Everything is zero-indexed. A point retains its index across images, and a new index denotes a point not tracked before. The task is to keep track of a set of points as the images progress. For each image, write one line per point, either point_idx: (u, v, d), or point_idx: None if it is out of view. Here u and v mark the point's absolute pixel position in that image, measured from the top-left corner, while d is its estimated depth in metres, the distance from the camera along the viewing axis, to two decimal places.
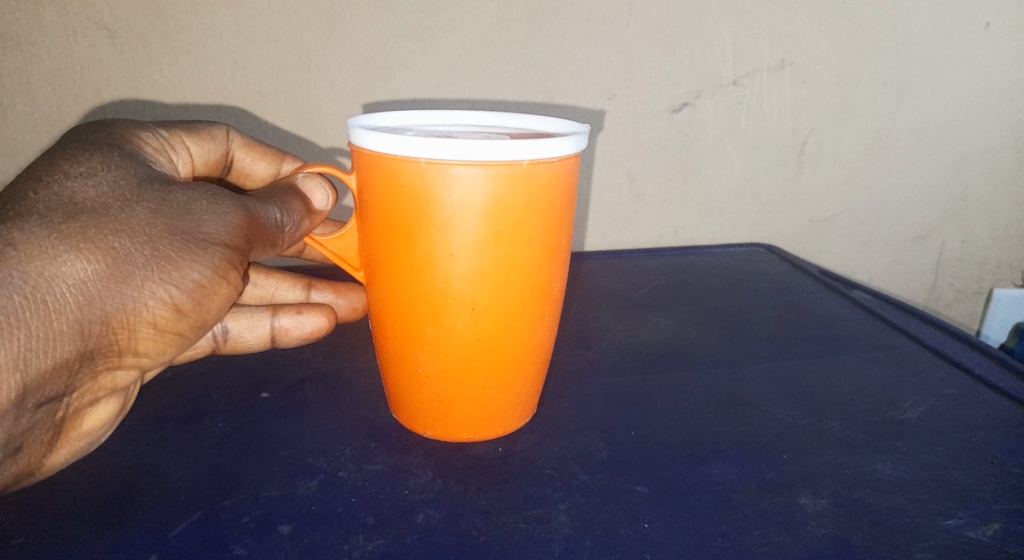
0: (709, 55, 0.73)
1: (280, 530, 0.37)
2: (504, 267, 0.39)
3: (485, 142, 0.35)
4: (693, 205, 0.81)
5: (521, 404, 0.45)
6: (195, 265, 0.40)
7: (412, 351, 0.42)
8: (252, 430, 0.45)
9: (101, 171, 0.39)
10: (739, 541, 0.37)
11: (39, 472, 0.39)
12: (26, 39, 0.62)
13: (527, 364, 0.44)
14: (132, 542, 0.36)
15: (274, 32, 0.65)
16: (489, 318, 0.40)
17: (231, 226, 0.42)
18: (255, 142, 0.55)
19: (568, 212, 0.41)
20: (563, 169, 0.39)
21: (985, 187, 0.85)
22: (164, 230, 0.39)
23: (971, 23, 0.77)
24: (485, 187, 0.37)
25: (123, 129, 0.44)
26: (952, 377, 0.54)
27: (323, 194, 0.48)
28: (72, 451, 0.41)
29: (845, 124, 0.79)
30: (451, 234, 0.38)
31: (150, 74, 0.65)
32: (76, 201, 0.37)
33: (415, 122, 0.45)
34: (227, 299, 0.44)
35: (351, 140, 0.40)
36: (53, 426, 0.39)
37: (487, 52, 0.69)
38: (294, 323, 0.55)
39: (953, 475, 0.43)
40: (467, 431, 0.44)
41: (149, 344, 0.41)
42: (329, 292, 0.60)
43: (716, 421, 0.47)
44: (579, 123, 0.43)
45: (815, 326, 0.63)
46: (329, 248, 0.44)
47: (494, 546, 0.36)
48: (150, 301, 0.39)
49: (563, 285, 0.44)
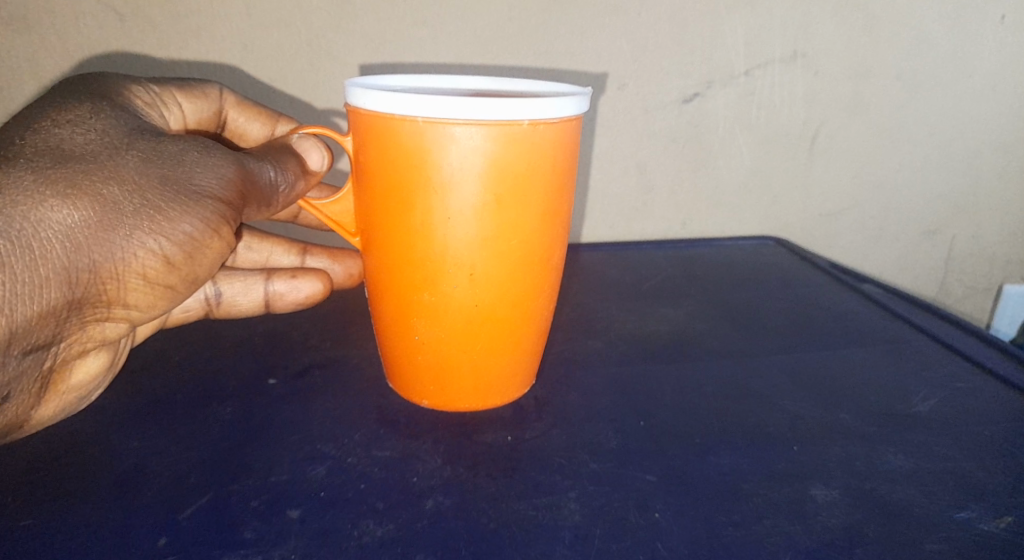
0: (721, 45, 0.73)
1: (289, 514, 0.37)
2: (502, 232, 0.39)
3: (483, 100, 0.35)
4: (701, 197, 0.80)
5: (516, 374, 0.46)
6: (187, 217, 0.40)
7: (409, 317, 0.43)
8: (259, 414, 0.45)
9: (91, 120, 0.40)
10: (750, 532, 0.37)
11: (28, 425, 0.42)
12: (35, 22, 0.62)
13: (524, 332, 0.44)
14: (140, 524, 0.36)
15: (283, 16, 0.65)
16: (487, 283, 0.40)
17: (224, 179, 0.42)
18: (249, 102, 0.55)
19: (567, 176, 0.41)
20: (563, 133, 0.38)
21: (996, 181, 0.84)
22: (154, 181, 0.39)
23: (985, 15, 0.76)
24: (484, 149, 0.36)
25: (114, 81, 0.45)
26: (963, 370, 0.54)
27: (319, 154, 0.48)
28: (63, 406, 0.43)
29: (856, 117, 0.79)
30: (448, 197, 0.37)
31: (157, 58, 0.65)
32: (63, 147, 0.38)
33: (411, 85, 0.45)
34: (219, 254, 0.44)
35: (348, 102, 0.40)
36: (40, 377, 0.41)
37: (498, 40, 0.68)
38: (288, 288, 0.57)
39: (965, 468, 0.42)
40: (465, 399, 0.46)
41: (138, 296, 0.42)
42: (325, 258, 0.61)
43: (726, 412, 0.47)
44: (580, 87, 0.42)
45: (824, 318, 0.62)
46: (325, 213, 0.44)
47: (504, 533, 0.36)
48: (140, 252, 0.40)
49: (563, 251, 0.44)
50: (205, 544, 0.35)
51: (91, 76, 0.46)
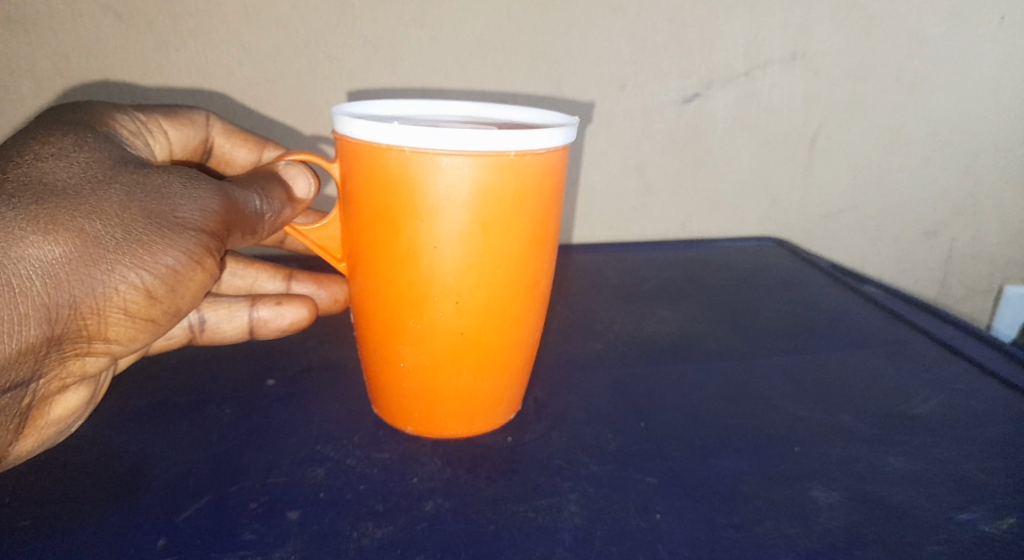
0: (721, 46, 0.72)
1: (288, 516, 0.37)
2: (489, 260, 0.38)
3: (471, 131, 0.34)
4: (701, 198, 0.80)
5: (506, 400, 0.44)
6: (170, 249, 0.39)
7: (394, 344, 0.41)
8: (258, 417, 0.45)
9: (73, 153, 0.38)
10: (750, 533, 0.36)
11: (5, 460, 0.39)
12: (32, 22, 0.61)
13: (512, 360, 0.43)
14: (138, 526, 0.36)
15: (281, 17, 0.64)
16: (474, 311, 0.39)
17: (208, 211, 0.40)
18: (235, 128, 0.55)
19: (555, 204, 0.40)
20: (551, 161, 0.38)
21: (995, 183, 0.84)
22: (137, 214, 0.38)
23: (983, 17, 0.76)
24: (470, 177, 0.35)
25: (99, 111, 0.43)
26: (964, 371, 0.54)
27: (305, 182, 0.47)
28: (42, 439, 0.40)
29: (855, 119, 0.79)
30: (435, 224, 0.36)
31: (156, 59, 0.65)
32: (45, 180, 0.36)
33: (398, 111, 0.44)
34: (202, 286, 0.42)
35: (334, 128, 0.39)
36: (20, 413, 0.38)
37: (497, 41, 0.68)
38: (274, 314, 0.53)
39: (966, 469, 0.42)
40: (451, 426, 0.43)
41: (120, 330, 0.40)
42: (311, 284, 0.58)
43: (726, 413, 0.47)
44: (568, 115, 0.41)
45: (824, 319, 0.62)
46: (310, 239, 0.43)
47: (503, 535, 0.36)
48: (121, 286, 0.38)
49: (551, 278, 0.42)
50: (203, 546, 0.35)
51: (71, 104, 0.44)
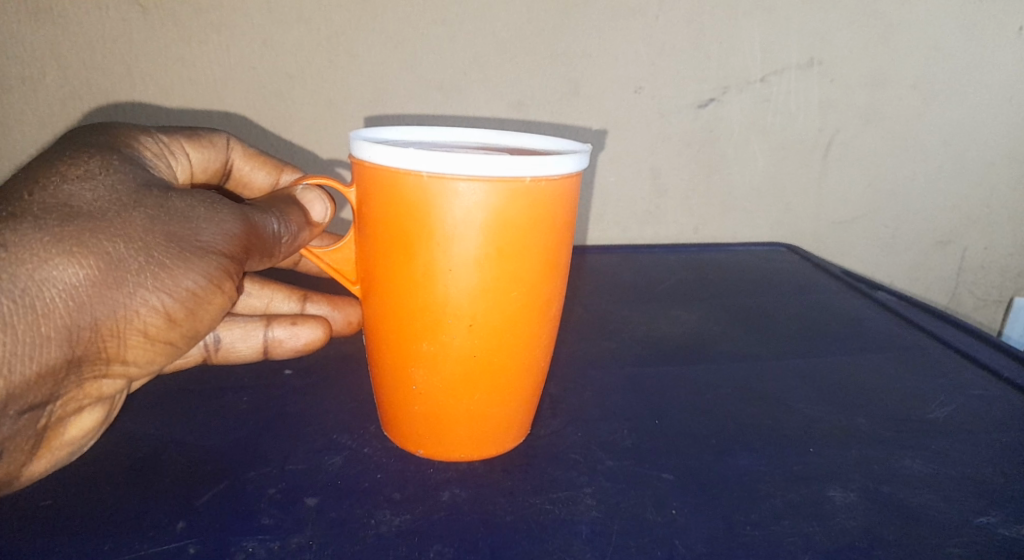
0: (738, 51, 0.73)
1: (306, 502, 0.37)
2: (504, 283, 0.37)
3: (487, 156, 0.33)
4: (713, 202, 0.80)
5: (518, 423, 0.42)
6: (190, 273, 0.39)
7: (407, 366, 0.40)
8: (276, 406, 0.45)
9: (99, 175, 0.37)
10: (768, 531, 0.36)
11: (18, 483, 0.37)
12: (59, 14, 0.63)
13: (525, 384, 0.41)
14: (159, 508, 0.36)
15: (303, 13, 0.65)
16: (488, 335, 0.38)
17: (229, 235, 0.40)
18: (256, 152, 0.54)
19: (569, 231, 0.39)
20: (565, 187, 0.37)
21: (1009, 193, 0.84)
22: (160, 237, 0.38)
23: (1002, 28, 0.76)
24: (487, 203, 0.35)
25: (121, 132, 0.42)
26: (979, 377, 0.54)
27: (322, 206, 0.46)
28: (56, 461, 0.38)
29: (870, 126, 0.79)
30: (451, 248, 0.36)
31: (178, 51, 0.66)
32: (71, 203, 0.36)
33: (410, 137, 0.43)
34: (220, 309, 0.42)
35: (351, 152, 0.38)
36: (35, 434, 0.37)
37: (515, 41, 0.69)
38: (288, 334, 0.51)
39: (983, 474, 0.42)
40: (461, 449, 0.41)
41: (138, 353, 0.39)
42: (325, 305, 0.56)
43: (742, 414, 0.47)
44: (582, 143, 0.40)
45: (837, 325, 0.62)
46: (325, 262, 0.42)
47: (520, 527, 0.36)
48: (142, 309, 0.38)
49: (563, 302, 0.41)
50: (223, 529, 0.35)
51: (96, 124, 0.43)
